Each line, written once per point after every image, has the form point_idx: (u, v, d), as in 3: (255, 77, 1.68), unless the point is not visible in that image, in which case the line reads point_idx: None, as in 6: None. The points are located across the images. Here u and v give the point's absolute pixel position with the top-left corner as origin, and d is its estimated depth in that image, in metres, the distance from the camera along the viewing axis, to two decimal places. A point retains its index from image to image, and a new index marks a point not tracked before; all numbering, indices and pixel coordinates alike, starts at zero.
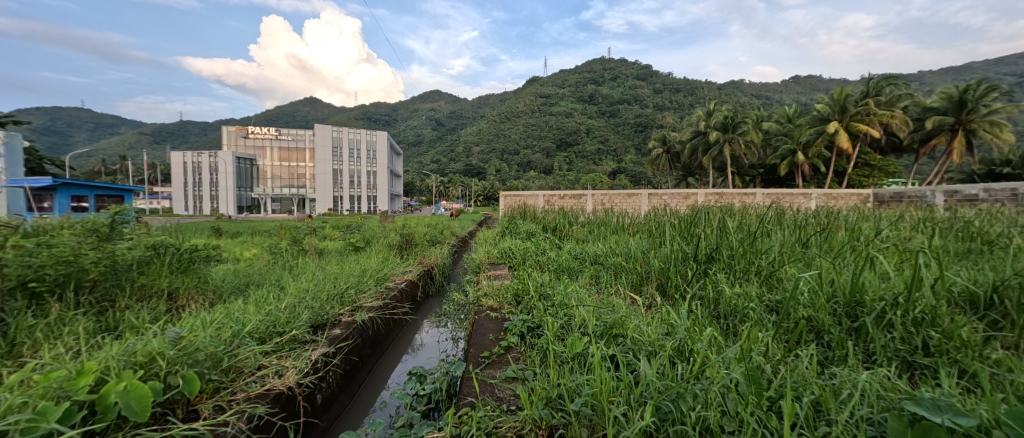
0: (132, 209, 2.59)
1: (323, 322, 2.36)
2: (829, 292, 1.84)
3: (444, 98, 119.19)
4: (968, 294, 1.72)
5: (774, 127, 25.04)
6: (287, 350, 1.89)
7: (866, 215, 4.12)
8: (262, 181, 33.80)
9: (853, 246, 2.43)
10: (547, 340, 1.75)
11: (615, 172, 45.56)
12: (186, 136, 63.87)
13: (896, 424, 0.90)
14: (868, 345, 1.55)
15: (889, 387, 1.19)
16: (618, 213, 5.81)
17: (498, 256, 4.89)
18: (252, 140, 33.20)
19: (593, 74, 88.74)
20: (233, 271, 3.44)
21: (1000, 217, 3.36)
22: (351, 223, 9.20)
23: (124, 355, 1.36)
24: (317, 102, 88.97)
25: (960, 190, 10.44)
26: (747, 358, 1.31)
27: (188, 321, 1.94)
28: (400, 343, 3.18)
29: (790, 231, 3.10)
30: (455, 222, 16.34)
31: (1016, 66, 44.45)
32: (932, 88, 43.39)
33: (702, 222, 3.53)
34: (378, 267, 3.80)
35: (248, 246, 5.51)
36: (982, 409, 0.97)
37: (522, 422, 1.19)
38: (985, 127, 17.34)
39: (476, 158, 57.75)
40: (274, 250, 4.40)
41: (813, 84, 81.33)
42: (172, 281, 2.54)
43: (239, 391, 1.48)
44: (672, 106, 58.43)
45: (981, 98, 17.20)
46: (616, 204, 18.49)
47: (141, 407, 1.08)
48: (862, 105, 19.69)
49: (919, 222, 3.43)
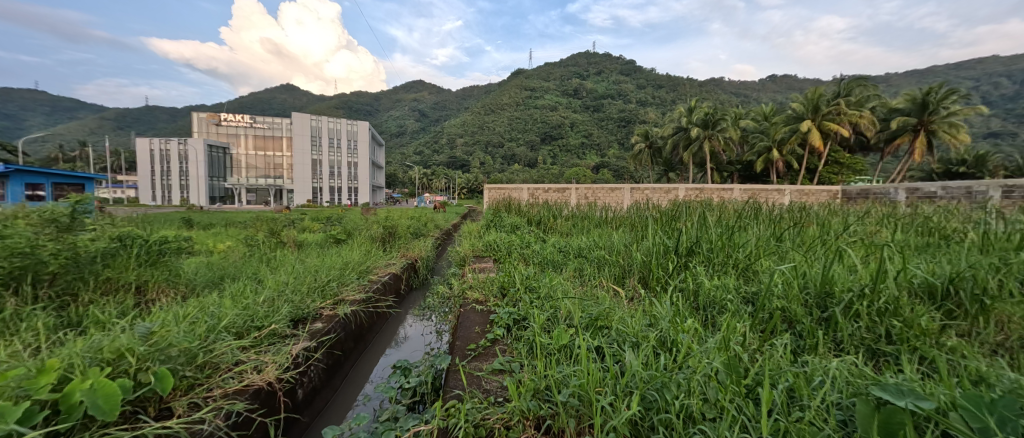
0: (94, 198, 2.38)
1: (304, 316, 2.30)
2: (802, 283, 1.91)
3: (428, 88, 117.34)
4: (926, 285, 1.82)
5: (751, 125, 25.86)
6: (266, 344, 1.83)
7: (836, 211, 4.27)
8: (236, 170, 32.64)
9: (824, 239, 2.54)
10: (533, 333, 1.75)
11: (598, 167, 46.18)
12: (154, 123, 60.75)
13: (862, 408, 0.96)
14: (836, 334, 1.62)
15: (858, 374, 1.26)
16: (602, 207, 5.87)
17: (483, 249, 4.85)
18: (224, 128, 31.91)
19: (578, 68, 89.30)
20: (207, 264, 3.29)
21: (961, 213, 3.52)
22: (332, 215, 9.00)
23: (89, 352, 1.29)
24: (295, 90, 86.42)
25: (920, 187, 11.10)
26: (727, 348, 1.36)
27: (158, 315, 1.86)
28: (383, 337, 3.15)
29: (765, 226, 3.21)
30: (439, 215, 16.07)
31: (972, 71, 47.22)
32: (897, 91, 45.84)
33: (683, 216, 3.63)
34: (361, 260, 3.73)
35: (223, 238, 5.30)
36: (941, 393, 1.03)
37: (510, 414, 1.20)
38: (944, 128, 18.27)
39: (460, 150, 57.39)
40: (251, 242, 4.23)
41: (788, 83, 83.64)
42: (142, 274, 2.42)
43: (217, 387, 1.43)
44: (654, 102, 59.76)
45: (942, 101, 18.14)
46: (599, 197, 18.72)
47: (108, 407, 1.03)
48: (833, 105, 20.48)
49: (884, 217, 3.59)
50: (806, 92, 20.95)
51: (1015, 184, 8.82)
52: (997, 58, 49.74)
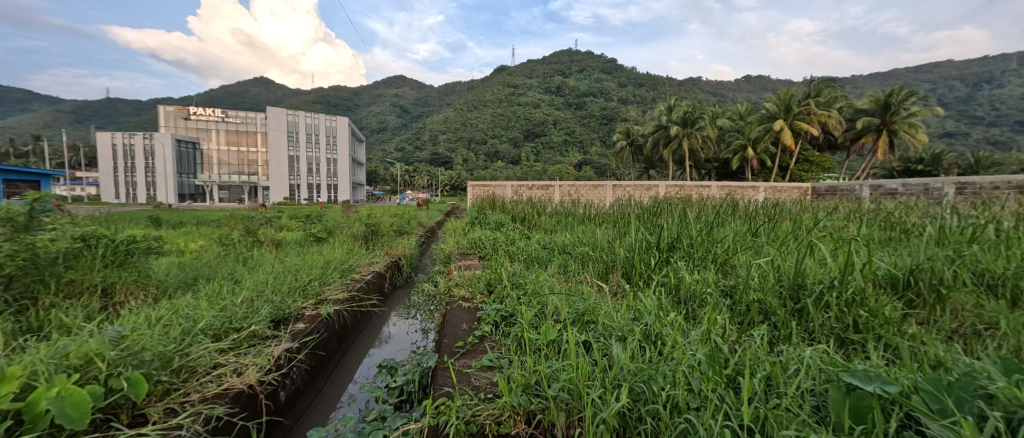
0: (51, 197, 2.22)
1: (285, 316, 2.24)
2: (777, 276, 2.00)
3: (409, 84, 115.61)
4: (890, 276, 1.91)
5: (727, 124, 26.65)
6: (245, 347, 1.78)
7: (807, 207, 4.45)
8: (207, 166, 31.36)
9: (797, 234, 2.65)
10: (521, 329, 1.76)
11: (581, 164, 46.67)
12: (116, 116, 57.50)
13: (835, 394, 1.01)
14: (808, 324, 1.71)
15: (828, 361, 1.32)
16: (584, 203, 5.95)
17: (468, 246, 4.81)
18: (193, 122, 30.55)
19: (560, 66, 89.69)
20: (178, 264, 3.15)
21: (919, 208, 3.76)
22: (310, 213, 8.77)
23: (54, 358, 1.22)
24: (269, 84, 83.59)
25: (882, 185, 11.72)
26: (708, 339, 1.42)
27: (129, 318, 1.77)
28: (367, 335, 3.11)
29: (742, 221, 3.33)
30: (422, 212, 15.90)
31: (930, 74, 50.01)
32: (863, 93, 48.28)
33: (664, 213, 3.72)
34: (343, 258, 3.65)
35: (195, 238, 5.08)
36: (904, 377, 1.10)
37: (500, 409, 1.21)
38: (904, 128, 19.28)
39: (443, 147, 56.83)
40: (225, 241, 4.08)
41: (762, 83, 86.40)
42: (107, 275, 2.30)
43: (194, 392, 1.38)
44: (635, 101, 60.81)
45: (902, 102, 19.14)
46: (582, 194, 18.89)
47: (78, 415, 0.98)
48: (804, 105, 21.30)
49: (850, 212, 3.79)
50: (779, 93, 21.72)
51: (966, 181, 9.49)
52: (951, 62, 52.89)
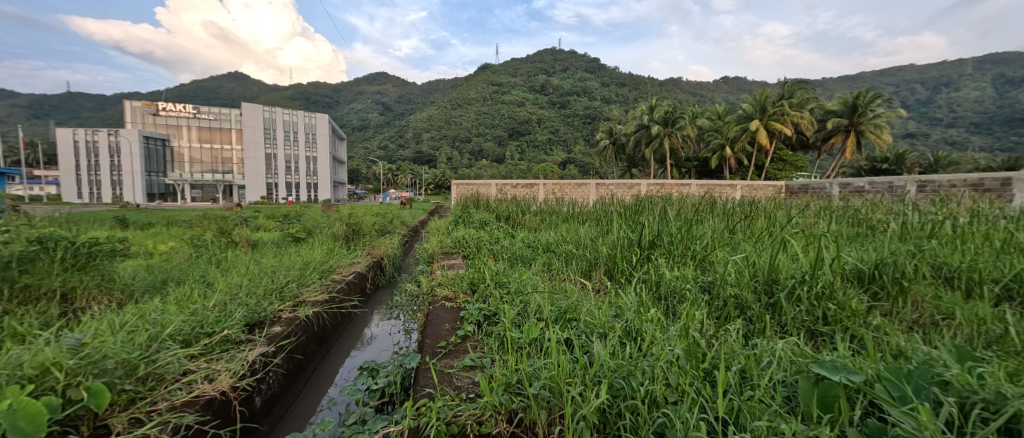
0: None
1: (261, 319, 2.17)
2: (752, 271, 2.05)
3: (391, 81, 113.95)
4: (857, 270, 1.99)
5: (706, 124, 27.33)
6: (217, 352, 1.71)
7: (781, 205, 4.60)
8: (178, 164, 30.10)
9: (771, 231, 2.73)
10: (504, 328, 1.76)
11: (565, 163, 47.07)
12: (78, 111, 54.52)
13: (805, 385, 1.04)
14: (781, 318, 1.76)
15: (800, 353, 1.37)
16: (568, 201, 6.00)
17: (452, 245, 4.77)
18: (162, 118, 29.29)
19: (544, 65, 90.06)
20: (146, 267, 3.02)
21: (884, 206, 3.93)
22: (289, 213, 8.52)
23: (6, 369, 1.15)
24: (245, 79, 80.80)
25: (850, 183, 12.29)
26: (686, 335, 1.45)
27: (90, 325, 1.68)
28: (348, 337, 3.05)
29: (720, 219, 3.41)
30: (406, 211, 15.71)
31: (895, 77, 52.47)
32: (833, 94, 50.35)
33: (644, 211, 3.79)
34: (322, 259, 3.57)
35: (164, 239, 4.88)
36: (869, 366, 1.15)
37: (482, 409, 1.21)
38: (870, 129, 20.19)
39: (426, 145, 56.31)
40: (197, 242, 3.92)
41: (739, 84, 88.93)
42: (67, 280, 2.17)
43: (161, 401, 1.32)
44: (618, 100, 61.61)
45: (868, 104, 20.04)
46: (566, 192, 19.06)
47: (35, 429, 0.93)
48: (778, 106, 22.03)
49: (821, 210, 3.93)
50: (755, 94, 22.39)
51: (927, 180, 10.01)
52: (914, 66, 55.63)
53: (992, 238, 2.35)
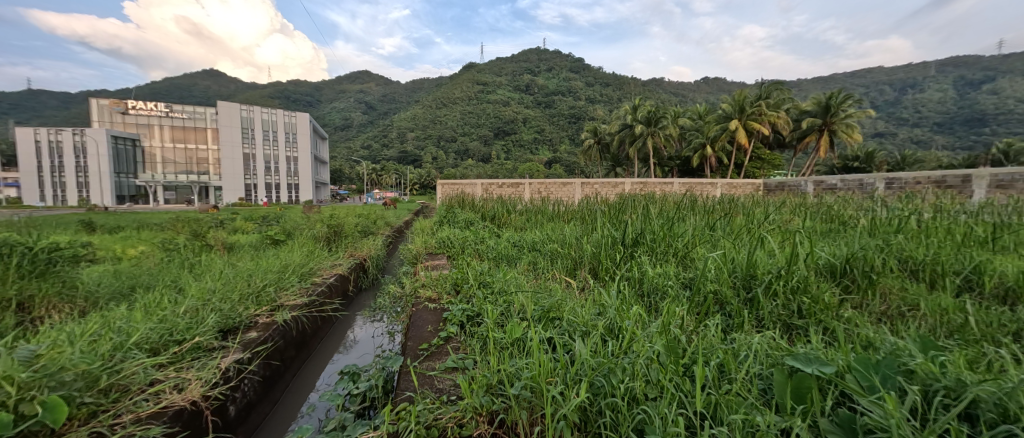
0: None
1: (235, 325, 2.10)
2: (730, 267, 2.10)
3: (375, 80, 112.35)
4: (830, 265, 2.05)
5: (688, 124, 27.87)
6: (187, 360, 1.64)
7: (758, 202, 4.71)
8: (150, 165, 28.99)
9: (749, 228, 2.80)
10: (487, 328, 1.75)
11: (551, 162, 47.29)
12: (41, 110, 51.82)
13: (781, 378, 1.06)
14: (758, 312, 1.81)
15: (775, 346, 1.40)
16: (553, 201, 6.02)
17: (437, 246, 4.72)
18: (132, 117, 28.16)
19: (529, 65, 90.21)
20: (113, 273, 2.90)
21: (854, 202, 4.08)
22: (267, 214, 8.31)
23: None
24: (221, 77, 78.17)
25: (824, 180, 12.76)
26: (666, 331, 1.47)
27: (47, 335, 1.59)
28: (330, 341, 2.99)
29: (700, 217, 3.47)
30: (392, 212, 15.48)
31: (865, 79, 54.51)
32: (807, 95, 52.05)
33: (628, 209, 3.81)
34: (303, 261, 3.49)
35: (133, 243, 4.67)
36: (839, 358, 1.18)
37: (462, 411, 1.19)
38: (842, 128, 20.94)
39: (411, 144, 55.67)
40: (168, 246, 3.78)
41: (719, 85, 91.07)
42: (24, 287, 2.06)
43: (126, 412, 1.27)
44: (602, 100, 62.29)
45: (840, 104, 20.75)
46: (551, 191, 19.14)
47: None
48: (755, 106, 22.61)
49: (796, 207, 4.05)
50: (734, 94, 22.92)
51: (894, 177, 10.47)
52: (882, 69, 57.95)
53: (953, 232, 2.48)
